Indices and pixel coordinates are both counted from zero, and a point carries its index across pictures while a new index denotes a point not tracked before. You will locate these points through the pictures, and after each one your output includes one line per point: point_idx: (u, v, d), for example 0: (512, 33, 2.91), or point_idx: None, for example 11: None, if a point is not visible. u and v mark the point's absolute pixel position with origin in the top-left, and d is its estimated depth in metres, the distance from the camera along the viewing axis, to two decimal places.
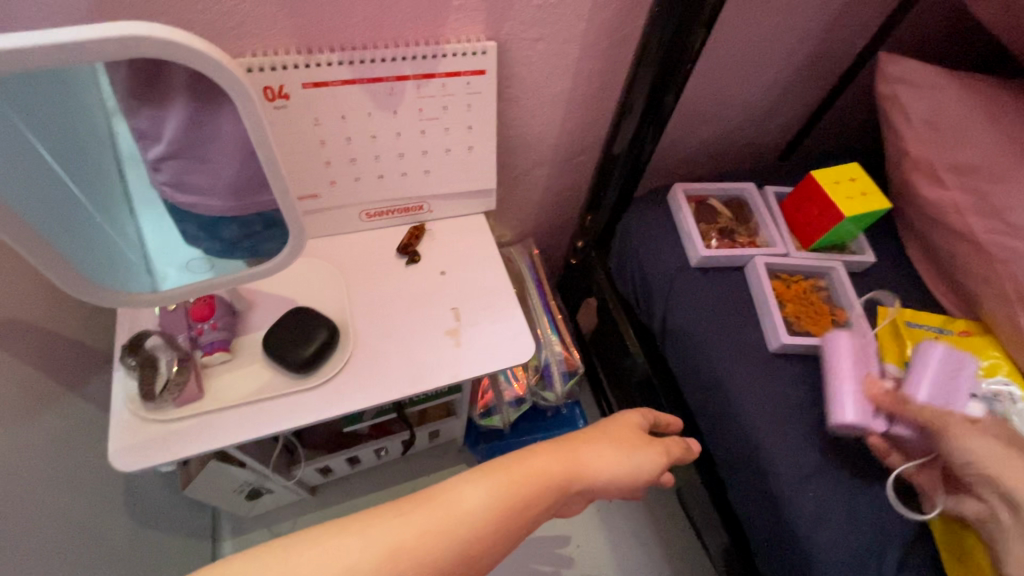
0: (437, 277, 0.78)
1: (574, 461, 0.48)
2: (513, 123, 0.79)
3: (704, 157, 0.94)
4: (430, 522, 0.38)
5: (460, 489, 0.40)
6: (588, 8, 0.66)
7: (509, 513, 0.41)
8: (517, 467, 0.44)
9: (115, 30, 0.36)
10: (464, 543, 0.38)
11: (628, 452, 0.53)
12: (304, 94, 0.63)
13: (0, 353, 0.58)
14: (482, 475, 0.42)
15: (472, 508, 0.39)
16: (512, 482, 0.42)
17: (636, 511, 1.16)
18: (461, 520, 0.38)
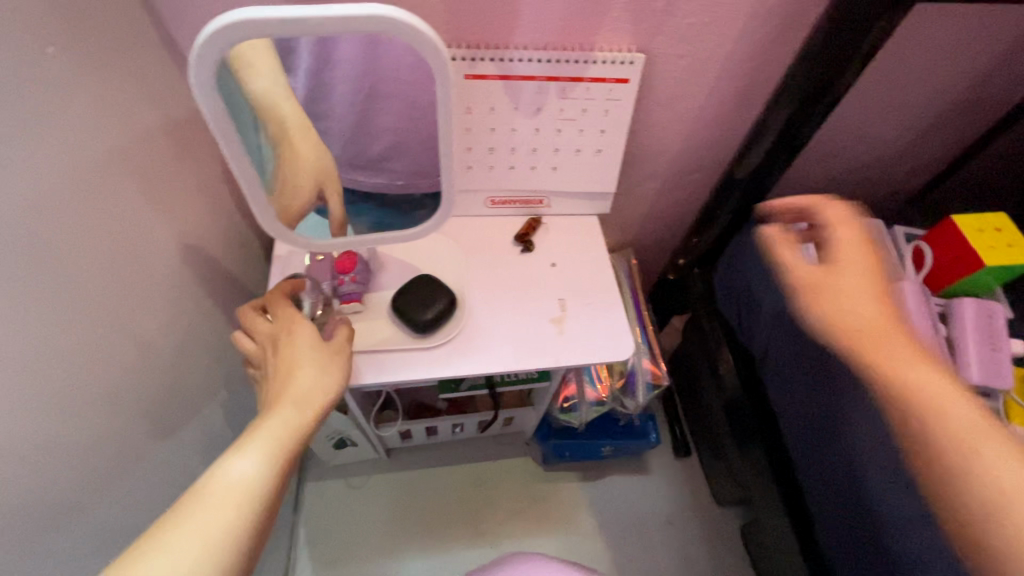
0: (547, 268, 0.82)
1: (308, 403, 0.53)
2: (639, 133, 0.82)
3: (827, 190, 0.92)
4: (220, 521, 0.42)
5: (229, 469, 0.45)
6: (737, 31, 0.68)
7: (279, 464, 0.48)
8: (265, 431, 0.49)
9: (367, 9, 0.42)
10: (265, 500, 0.45)
11: (329, 357, 0.58)
12: (466, 84, 0.70)
13: (186, 273, 0.69)
14: (239, 454, 0.46)
15: (245, 479, 0.45)
16: (275, 441, 0.48)
17: (695, 539, 1.14)
18: (245, 489, 0.44)
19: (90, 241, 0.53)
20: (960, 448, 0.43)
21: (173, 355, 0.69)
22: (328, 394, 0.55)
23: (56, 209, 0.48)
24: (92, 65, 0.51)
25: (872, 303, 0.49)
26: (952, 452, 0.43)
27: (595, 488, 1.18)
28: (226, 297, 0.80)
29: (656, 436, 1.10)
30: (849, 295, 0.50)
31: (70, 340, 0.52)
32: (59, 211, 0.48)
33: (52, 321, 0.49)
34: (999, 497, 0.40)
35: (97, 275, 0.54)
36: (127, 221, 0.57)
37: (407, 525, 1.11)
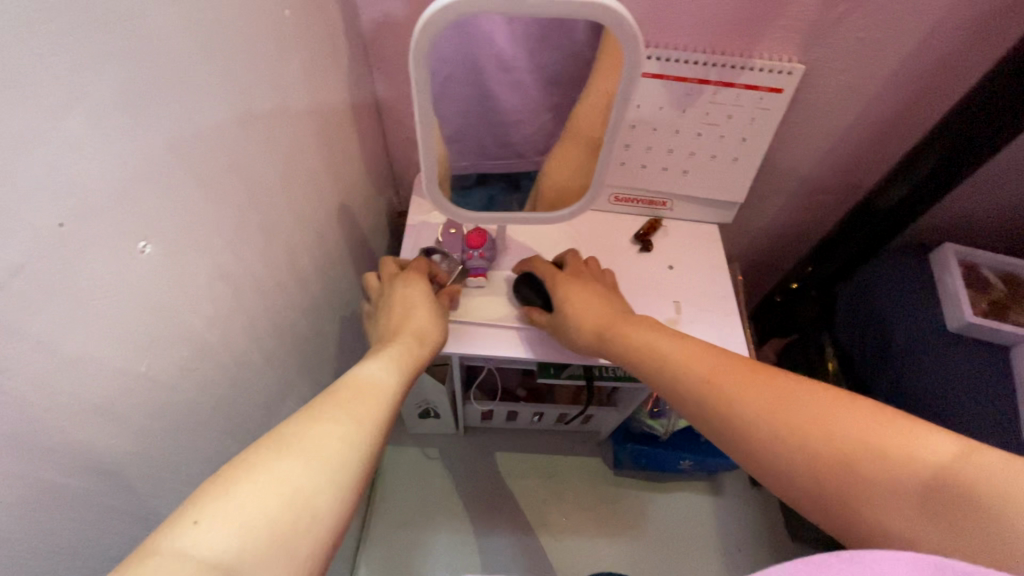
0: (665, 269, 0.82)
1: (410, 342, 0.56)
2: (778, 146, 0.81)
3: (972, 228, 0.87)
4: (379, 407, 0.43)
5: (367, 372, 0.46)
6: (911, 49, 0.66)
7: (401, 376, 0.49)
8: (388, 351, 0.53)
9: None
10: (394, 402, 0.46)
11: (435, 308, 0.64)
12: (644, 81, 0.71)
13: (336, 230, 0.75)
14: (370, 362, 0.49)
15: (379, 377, 0.46)
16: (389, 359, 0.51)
17: (765, 571, 1.10)
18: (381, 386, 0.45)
19: (290, 190, 0.58)
20: (812, 427, 0.41)
21: (319, 305, 0.74)
22: (430, 337, 0.60)
23: (274, 157, 0.54)
24: (302, 30, 0.57)
25: (714, 361, 0.49)
26: (828, 450, 0.39)
27: (665, 500, 1.17)
28: (357, 258, 0.85)
29: (738, 458, 1.08)
30: (678, 358, 0.51)
31: (271, 278, 0.57)
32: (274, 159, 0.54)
33: (263, 260, 0.55)
34: (949, 466, 0.35)
35: (290, 222, 0.60)
36: (310, 175, 0.63)
37: (478, 503, 1.14)
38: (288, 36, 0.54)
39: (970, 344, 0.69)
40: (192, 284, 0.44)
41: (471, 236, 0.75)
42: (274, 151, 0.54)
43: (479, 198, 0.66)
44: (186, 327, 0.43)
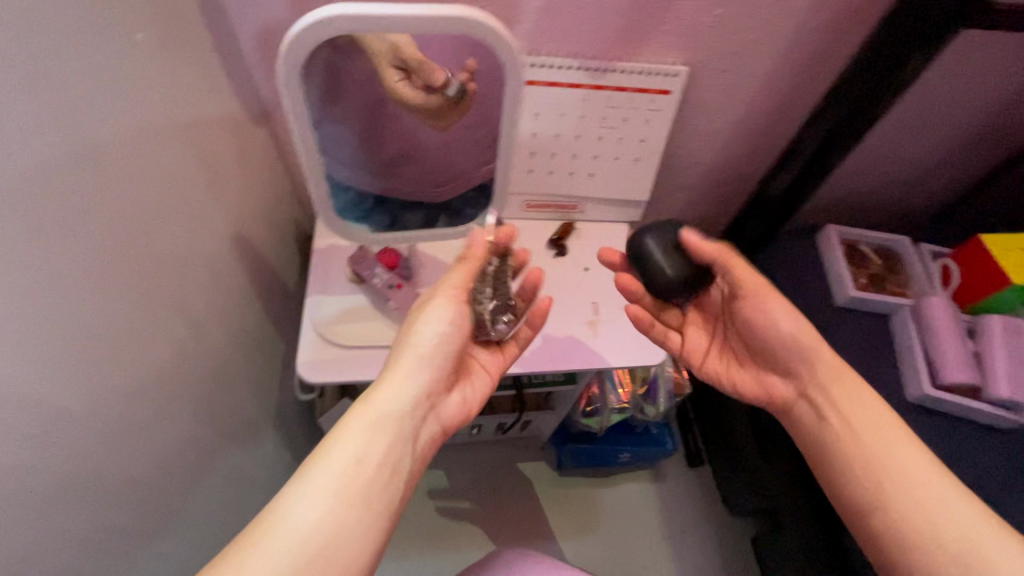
0: (581, 271, 0.83)
1: (395, 397, 0.49)
2: (677, 143, 0.84)
3: (851, 208, 0.95)
4: (296, 559, 0.39)
5: (291, 511, 0.41)
6: (781, 48, 0.71)
7: (354, 492, 0.43)
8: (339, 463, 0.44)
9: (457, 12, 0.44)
10: (358, 520, 0.42)
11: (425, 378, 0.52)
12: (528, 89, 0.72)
13: (234, 264, 0.70)
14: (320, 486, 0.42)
15: (310, 520, 0.41)
16: (336, 467, 0.44)
17: (709, 548, 1.15)
18: (316, 535, 0.40)
19: (165, 225, 0.53)
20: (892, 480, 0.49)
21: (223, 345, 0.69)
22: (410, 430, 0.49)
23: (141, 192, 0.49)
24: (164, 55, 0.52)
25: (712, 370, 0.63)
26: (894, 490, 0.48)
27: (610, 495, 1.19)
28: (265, 290, 0.80)
29: (673, 444, 1.11)
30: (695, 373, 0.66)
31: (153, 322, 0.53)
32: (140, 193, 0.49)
33: (140, 305, 0.50)
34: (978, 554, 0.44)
35: (171, 259, 0.55)
36: (192, 208, 0.58)
37: (424, 526, 1.11)
38: (146, 60, 0.49)
39: (858, 315, 0.75)
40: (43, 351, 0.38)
41: (386, 255, 0.73)
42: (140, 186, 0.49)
43: (382, 218, 0.64)
44: None
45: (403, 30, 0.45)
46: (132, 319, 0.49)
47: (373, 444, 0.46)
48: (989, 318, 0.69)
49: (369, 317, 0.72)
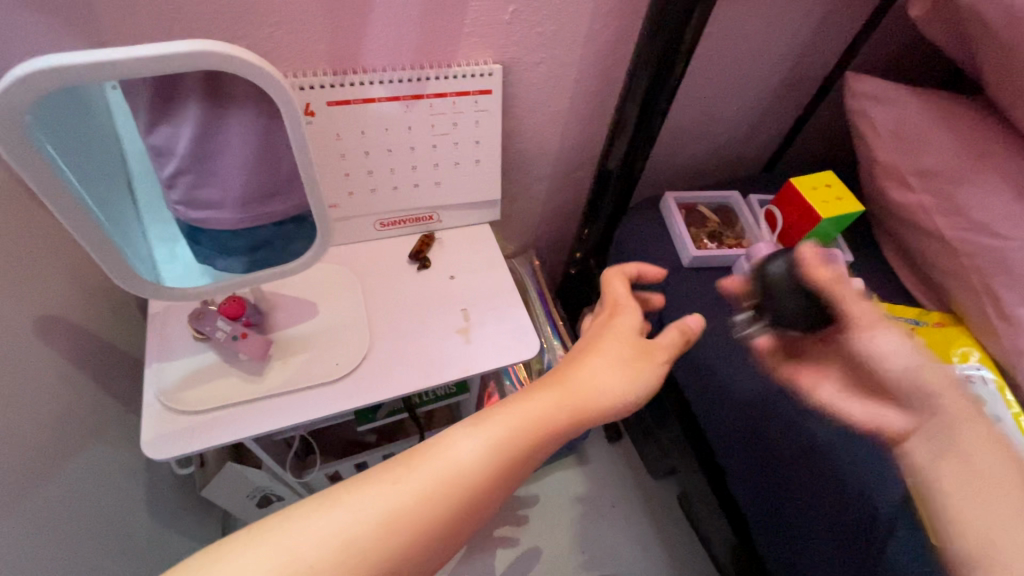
0: (446, 281, 0.83)
1: (575, 385, 0.46)
2: (517, 138, 0.86)
3: (694, 172, 1.01)
4: (427, 486, 0.39)
5: (452, 447, 0.41)
6: (584, 34, 0.73)
7: (504, 447, 0.42)
8: (502, 416, 0.43)
9: (200, 47, 0.42)
10: (490, 475, 0.41)
11: (626, 367, 0.48)
12: (329, 111, 0.69)
13: (47, 349, 0.62)
14: (482, 428, 0.42)
15: (468, 461, 0.41)
16: (493, 421, 0.43)
17: (641, 516, 1.18)
18: (466, 476, 0.40)
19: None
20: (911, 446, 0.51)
21: (47, 437, 0.62)
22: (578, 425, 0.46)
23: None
24: None
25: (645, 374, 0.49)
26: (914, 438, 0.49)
27: (539, 489, 1.19)
28: (106, 365, 0.73)
29: (587, 426, 1.14)
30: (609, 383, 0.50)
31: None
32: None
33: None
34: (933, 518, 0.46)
35: None
36: None
37: None
38: None
39: (706, 271, 0.80)
40: None
41: (231, 308, 0.68)
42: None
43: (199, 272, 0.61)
44: None
45: (139, 73, 0.41)
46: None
47: (534, 415, 0.44)
48: None
49: (219, 375, 0.68)
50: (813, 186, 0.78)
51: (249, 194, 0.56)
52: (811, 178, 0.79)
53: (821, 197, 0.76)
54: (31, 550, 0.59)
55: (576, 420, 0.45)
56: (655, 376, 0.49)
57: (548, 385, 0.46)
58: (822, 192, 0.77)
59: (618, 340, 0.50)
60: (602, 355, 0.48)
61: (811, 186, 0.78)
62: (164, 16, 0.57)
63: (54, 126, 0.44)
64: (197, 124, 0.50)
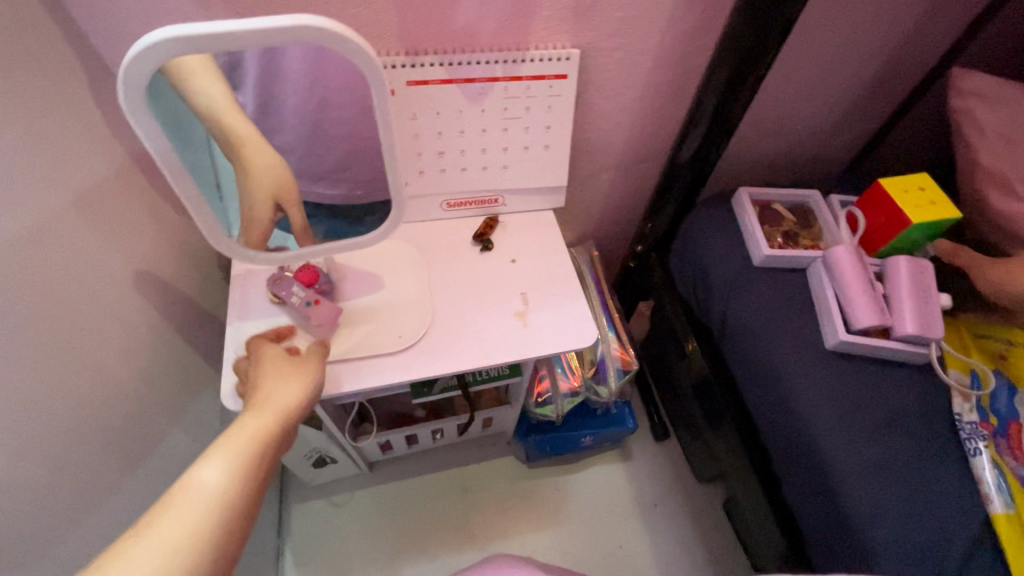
0: (507, 264, 0.84)
1: (272, 404, 0.52)
2: (586, 125, 0.85)
3: (768, 168, 0.96)
4: (186, 531, 0.38)
5: (193, 483, 0.41)
6: (666, 21, 0.72)
7: (238, 457, 0.44)
8: (233, 439, 0.46)
9: (304, 21, 0.44)
10: (243, 500, 0.43)
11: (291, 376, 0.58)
12: (408, 90, 0.71)
13: (143, 301, 0.68)
14: (209, 452, 0.44)
15: (218, 489, 0.41)
16: (223, 447, 0.45)
17: (682, 519, 1.16)
18: (222, 502, 0.41)
19: (38, 266, 0.52)
20: None
21: (138, 381, 0.68)
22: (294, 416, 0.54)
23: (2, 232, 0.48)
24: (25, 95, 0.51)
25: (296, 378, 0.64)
26: None
27: (579, 480, 1.20)
28: (190, 321, 0.79)
29: (633, 422, 1.13)
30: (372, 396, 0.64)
31: (27, 366, 0.51)
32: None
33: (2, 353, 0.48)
34: None
35: (50, 302, 0.53)
36: (78, 246, 0.57)
37: (395, 534, 1.11)
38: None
39: (776, 272, 0.77)
40: None
41: (309, 275, 0.73)
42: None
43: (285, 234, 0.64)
44: None
45: (246, 44, 0.44)
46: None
47: (234, 435, 0.46)
48: (894, 259, 0.72)
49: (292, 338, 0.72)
50: (905, 189, 0.73)
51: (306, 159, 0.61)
52: (902, 179, 0.74)
53: (912, 200, 0.72)
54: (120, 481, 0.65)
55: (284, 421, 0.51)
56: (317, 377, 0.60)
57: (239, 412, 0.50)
58: (915, 195, 0.72)
59: (282, 363, 0.60)
60: (292, 376, 0.58)
61: (902, 188, 0.73)
62: None
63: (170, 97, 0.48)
64: None
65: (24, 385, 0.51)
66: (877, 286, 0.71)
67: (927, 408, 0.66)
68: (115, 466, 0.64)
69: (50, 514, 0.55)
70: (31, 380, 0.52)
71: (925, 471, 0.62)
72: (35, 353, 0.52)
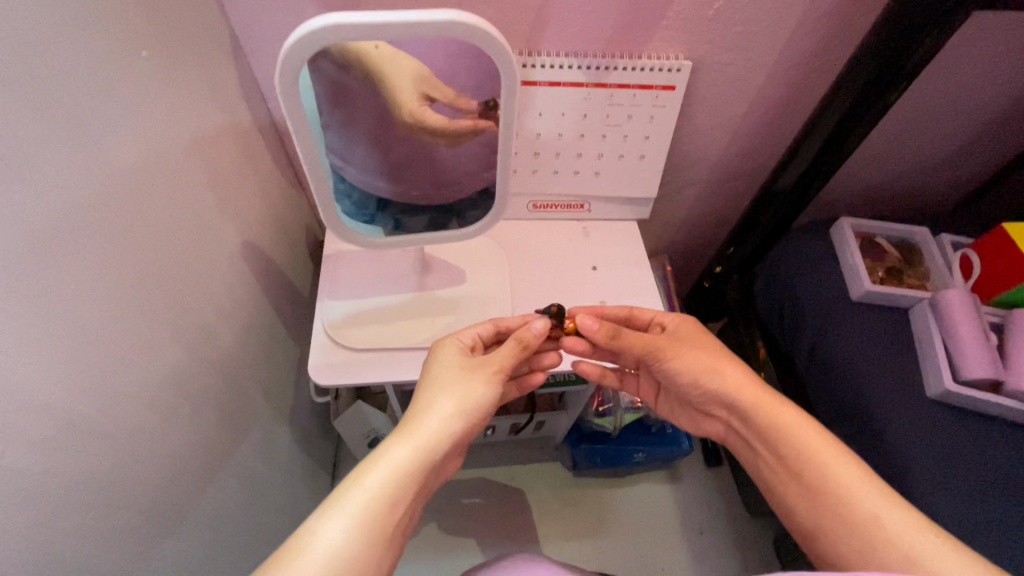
0: (589, 271, 0.83)
1: (424, 433, 0.50)
2: (683, 139, 0.83)
3: (869, 198, 0.92)
4: None
5: (296, 563, 0.40)
6: (786, 39, 0.69)
7: (378, 533, 0.44)
8: (337, 507, 0.44)
9: (458, 17, 0.44)
10: (363, 550, 0.42)
11: (465, 385, 0.55)
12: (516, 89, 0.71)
13: (246, 270, 0.71)
14: (330, 510, 0.43)
15: (335, 550, 0.41)
16: (362, 506, 0.44)
17: (731, 548, 1.13)
18: (338, 567, 0.41)
19: (155, 227, 0.53)
20: None
21: (239, 347, 0.70)
22: (429, 468, 0.49)
23: (123, 192, 0.48)
24: (172, 75, 0.55)
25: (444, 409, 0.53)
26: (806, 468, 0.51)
27: (627, 495, 1.18)
28: (282, 292, 0.82)
29: (689, 443, 1.10)
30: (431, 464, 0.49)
31: (142, 324, 0.51)
32: (124, 192, 0.48)
33: (119, 309, 0.48)
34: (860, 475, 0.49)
35: (177, 262, 0.57)
36: (197, 217, 0.60)
37: (437, 524, 1.12)
38: (144, 80, 0.51)
39: (873, 309, 0.74)
40: (52, 356, 0.41)
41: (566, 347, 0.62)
42: (120, 186, 0.48)
43: (385, 219, 0.65)
44: (32, 401, 0.40)
45: (398, 36, 0.44)
46: (110, 326, 0.47)
47: (434, 456, 0.50)
48: (1021, 312, 0.67)
49: (377, 322, 0.74)
50: None
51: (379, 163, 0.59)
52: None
53: None
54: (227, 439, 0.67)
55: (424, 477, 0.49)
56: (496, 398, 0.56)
57: (362, 465, 0.47)
58: None
59: (475, 371, 0.57)
60: (471, 379, 0.56)
61: None
62: None
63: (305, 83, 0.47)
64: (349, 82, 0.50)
65: (158, 341, 0.54)
66: (993, 337, 0.66)
67: None
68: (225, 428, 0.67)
69: (174, 466, 0.57)
70: (149, 336, 0.53)
71: None
72: (152, 312, 0.53)
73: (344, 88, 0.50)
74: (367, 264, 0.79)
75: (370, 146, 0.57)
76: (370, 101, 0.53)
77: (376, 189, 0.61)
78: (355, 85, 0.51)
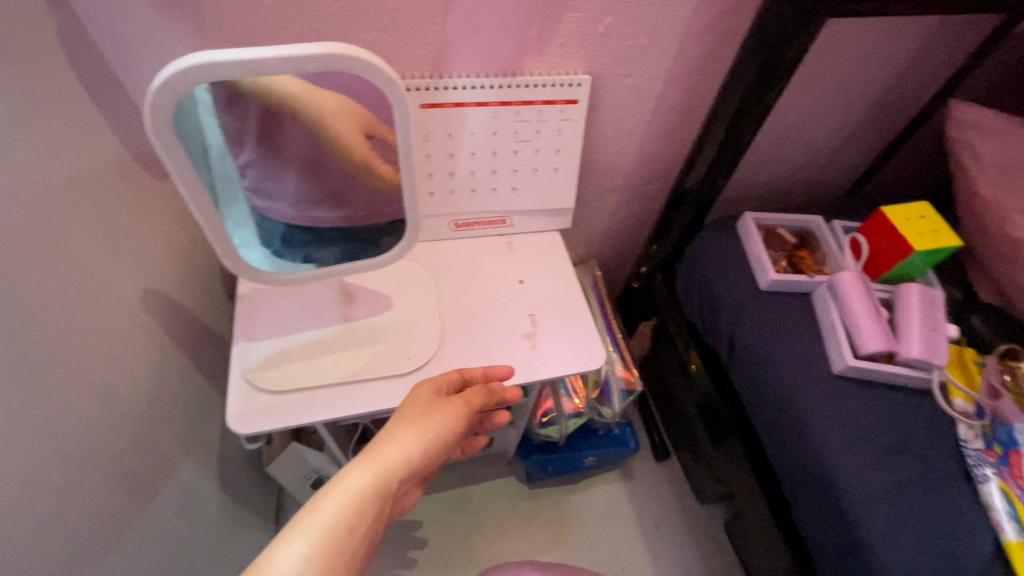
0: (516, 284, 0.84)
1: (385, 458, 0.49)
2: (594, 148, 0.86)
3: (770, 192, 0.98)
4: None
5: None
6: (675, 49, 0.73)
7: (336, 561, 0.41)
8: (296, 535, 0.41)
9: (339, 49, 0.43)
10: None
11: (426, 419, 0.55)
12: (421, 112, 0.71)
13: (148, 321, 0.66)
14: (288, 538, 0.41)
15: None
16: (321, 534, 0.41)
17: (687, 539, 1.16)
18: None
19: (29, 287, 0.48)
20: None
21: (148, 403, 0.65)
22: (388, 498, 0.47)
23: None
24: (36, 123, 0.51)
25: (408, 437, 0.52)
26: None
27: (583, 501, 1.19)
28: (195, 339, 0.77)
29: (635, 441, 1.12)
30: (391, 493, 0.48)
31: (17, 394, 0.46)
32: None
33: None
34: None
35: (59, 322, 0.52)
36: (81, 270, 0.55)
37: (394, 558, 1.08)
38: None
39: (780, 296, 0.78)
40: None
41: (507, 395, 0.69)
42: None
43: (295, 255, 0.63)
44: None
45: (276, 71, 0.43)
46: None
47: (395, 481, 0.48)
48: (906, 286, 0.73)
49: (298, 359, 0.71)
50: (911, 218, 0.74)
51: (305, 196, 0.59)
52: (901, 207, 0.76)
53: (918, 229, 0.73)
54: (139, 506, 0.62)
55: (385, 503, 0.47)
56: (454, 430, 0.56)
57: (324, 491, 0.45)
58: (919, 223, 0.74)
59: (435, 409, 0.57)
60: (432, 413, 0.56)
61: (906, 218, 0.74)
62: (283, 16, 0.60)
63: (179, 122, 0.45)
64: (270, 119, 0.50)
65: (41, 410, 0.49)
66: (885, 313, 0.72)
67: (931, 433, 0.67)
68: (136, 495, 0.61)
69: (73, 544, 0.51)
70: (30, 407, 0.48)
71: (931, 493, 0.63)
72: (33, 379, 0.48)
73: (269, 127, 0.50)
74: (284, 301, 0.76)
75: (297, 183, 0.57)
76: (302, 140, 0.53)
77: (303, 223, 0.61)
78: (280, 124, 0.50)
